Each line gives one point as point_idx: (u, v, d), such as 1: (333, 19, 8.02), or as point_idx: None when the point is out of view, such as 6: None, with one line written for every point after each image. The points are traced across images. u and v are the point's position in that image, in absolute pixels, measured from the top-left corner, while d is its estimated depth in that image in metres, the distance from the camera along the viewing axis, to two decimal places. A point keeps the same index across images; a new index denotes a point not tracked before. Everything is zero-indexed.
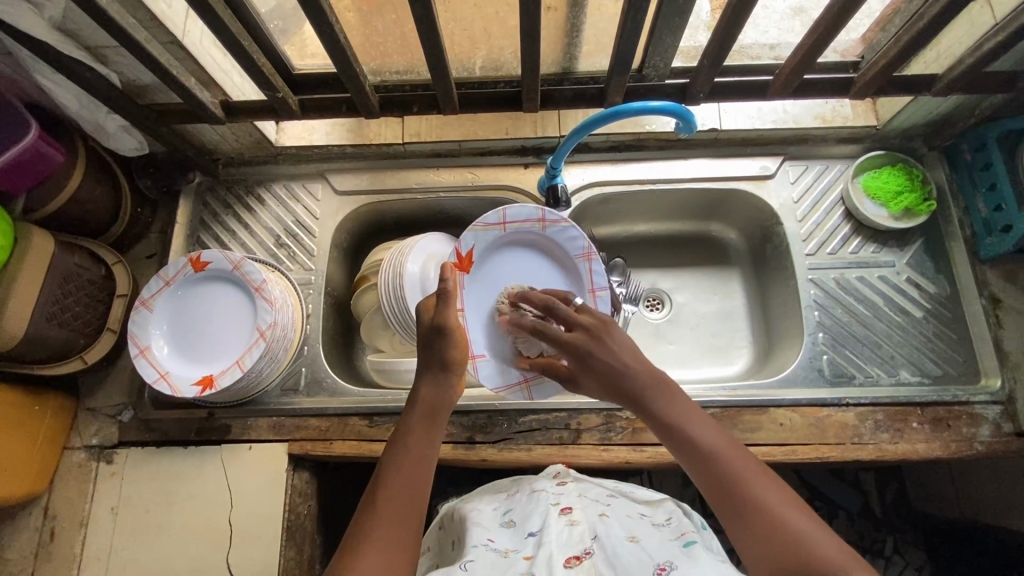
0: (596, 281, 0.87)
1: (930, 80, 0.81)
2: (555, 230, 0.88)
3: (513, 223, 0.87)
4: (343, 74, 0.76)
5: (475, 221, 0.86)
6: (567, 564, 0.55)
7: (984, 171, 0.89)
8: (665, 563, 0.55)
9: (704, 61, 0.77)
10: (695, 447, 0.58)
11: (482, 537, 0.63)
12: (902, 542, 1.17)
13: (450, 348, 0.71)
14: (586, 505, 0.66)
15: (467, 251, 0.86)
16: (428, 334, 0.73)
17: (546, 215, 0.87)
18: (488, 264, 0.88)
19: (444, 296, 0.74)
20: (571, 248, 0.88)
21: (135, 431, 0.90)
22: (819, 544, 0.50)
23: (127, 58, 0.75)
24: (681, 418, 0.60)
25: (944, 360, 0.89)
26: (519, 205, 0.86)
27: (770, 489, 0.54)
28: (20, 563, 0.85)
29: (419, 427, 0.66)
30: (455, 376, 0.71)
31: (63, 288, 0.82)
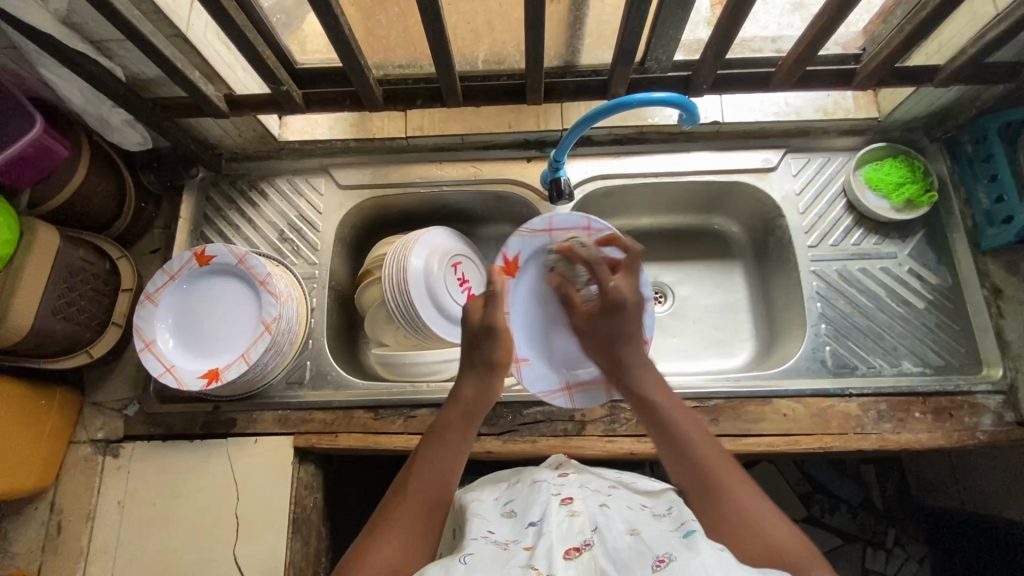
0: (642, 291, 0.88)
1: (932, 71, 0.81)
2: (600, 239, 0.88)
3: (558, 231, 0.88)
4: (347, 67, 0.76)
5: (523, 226, 0.89)
6: (567, 557, 0.51)
7: (985, 162, 0.89)
8: (665, 555, 0.49)
9: (707, 52, 0.77)
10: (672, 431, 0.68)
11: (481, 530, 0.59)
12: (903, 534, 1.18)
13: (496, 348, 0.74)
14: (588, 495, 0.62)
15: (514, 256, 0.89)
16: (477, 334, 0.75)
17: (592, 223, 0.87)
18: (532, 269, 0.90)
19: (492, 297, 0.76)
20: None
21: (141, 425, 0.90)
22: (773, 534, 0.56)
23: (132, 51, 0.75)
24: (664, 407, 0.70)
25: (945, 351, 0.90)
26: (564, 213, 0.87)
27: (734, 477, 0.62)
28: (28, 556, 0.86)
29: (458, 421, 0.69)
30: (496, 377, 0.74)
31: (68, 282, 0.83)
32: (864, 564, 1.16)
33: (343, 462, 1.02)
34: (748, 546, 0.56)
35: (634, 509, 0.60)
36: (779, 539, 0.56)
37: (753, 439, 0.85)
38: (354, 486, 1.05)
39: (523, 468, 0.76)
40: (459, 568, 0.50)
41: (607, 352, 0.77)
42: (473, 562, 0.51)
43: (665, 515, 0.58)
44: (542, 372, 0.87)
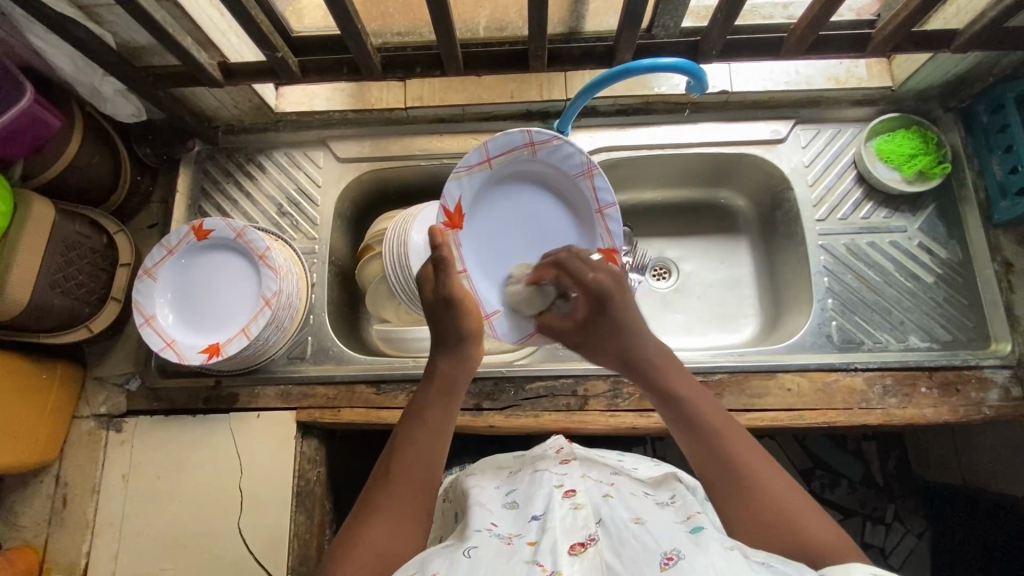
0: (602, 197, 0.82)
1: (949, 35, 0.78)
2: (546, 152, 0.81)
3: (498, 158, 0.82)
4: (345, 33, 0.73)
5: (457, 166, 0.81)
6: (572, 552, 0.50)
7: (1000, 133, 0.87)
8: (673, 551, 0.48)
9: (717, 15, 0.74)
10: (699, 425, 0.62)
11: (484, 521, 0.59)
12: (902, 509, 1.19)
13: (463, 319, 0.71)
14: (591, 486, 0.61)
15: (455, 203, 0.82)
16: (434, 306, 0.73)
17: (533, 137, 0.80)
18: (479, 209, 0.84)
19: (440, 263, 0.73)
20: (568, 166, 0.82)
21: (144, 399, 0.90)
22: (808, 527, 0.54)
23: (121, 17, 0.73)
24: (690, 401, 0.64)
25: (954, 325, 0.89)
26: (499, 135, 0.80)
27: (768, 473, 0.57)
28: (35, 529, 0.86)
29: (437, 401, 0.66)
30: (469, 348, 0.71)
31: (65, 256, 0.82)
32: (864, 539, 1.17)
33: (347, 436, 1.03)
34: (786, 545, 0.53)
35: (638, 497, 0.60)
36: (817, 534, 0.54)
37: (757, 413, 0.84)
38: (357, 461, 1.06)
39: (527, 454, 0.75)
40: (464, 561, 0.50)
41: (613, 355, 0.71)
42: (477, 555, 0.51)
43: (669, 503, 0.58)
44: (514, 321, 0.83)
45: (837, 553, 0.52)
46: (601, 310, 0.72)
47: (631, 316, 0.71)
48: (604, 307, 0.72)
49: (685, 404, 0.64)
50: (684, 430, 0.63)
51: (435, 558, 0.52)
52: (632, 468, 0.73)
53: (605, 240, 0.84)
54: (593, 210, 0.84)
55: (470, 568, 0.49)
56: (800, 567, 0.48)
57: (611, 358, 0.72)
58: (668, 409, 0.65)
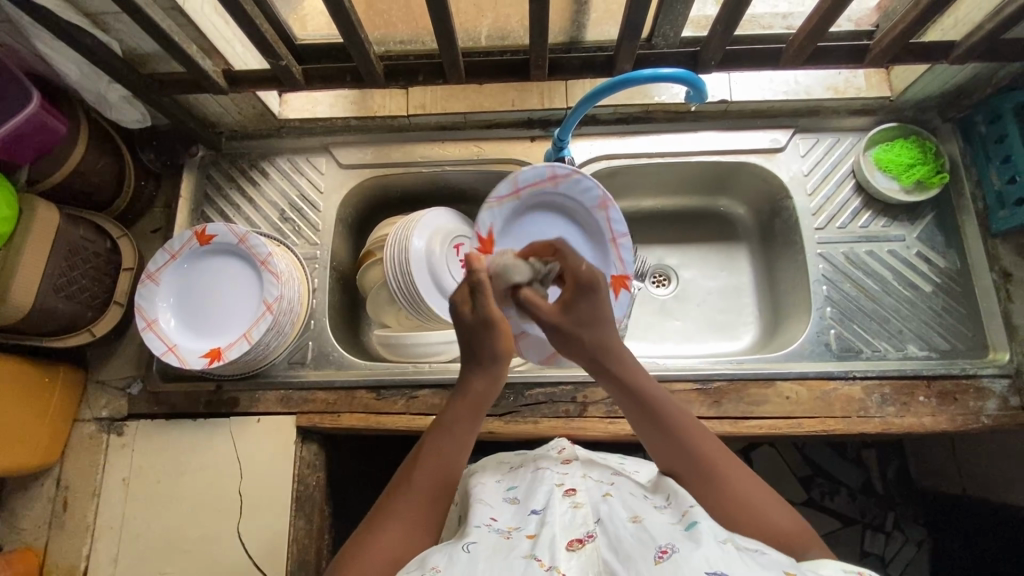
0: (617, 227, 0.87)
1: (947, 47, 0.79)
2: (568, 185, 0.86)
3: (526, 189, 0.87)
4: (348, 42, 0.74)
5: (488, 197, 0.86)
6: (570, 548, 0.51)
7: (999, 143, 0.88)
8: (667, 546, 0.48)
9: (717, 25, 0.74)
10: (666, 423, 0.63)
11: (484, 516, 0.59)
12: (902, 518, 1.19)
13: (500, 341, 0.67)
14: (591, 485, 0.61)
15: (486, 230, 0.87)
16: (472, 331, 0.68)
17: (556, 171, 0.85)
18: (508, 236, 0.89)
19: (479, 289, 0.68)
20: (586, 199, 0.87)
21: (145, 403, 0.90)
22: (775, 519, 0.57)
23: (128, 26, 0.74)
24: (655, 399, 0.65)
25: (952, 334, 0.89)
26: (528, 169, 0.85)
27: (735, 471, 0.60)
28: (35, 532, 0.87)
29: (465, 416, 0.65)
30: (502, 367, 0.69)
31: (69, 260, 0.82)
32: (864, 547, 1.17)
33: (347, 441, 1.03)
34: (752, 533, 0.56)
35: (636, 497, 0.60)
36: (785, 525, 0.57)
37: (755, 421, 0.85)
38: (357, 466, 1.06)
39: (528, 453, 0.76)
40: (463, 555, 0.51)
41: (589, 345, 0.68)
42: (476, 551, 0.51)
43: (665, 505, 0.58)
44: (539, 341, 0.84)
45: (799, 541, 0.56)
46: (586, 291, 0.69)
47: (609, 310, 0.70)
48: (588, 292, 0.70)
49: (652, 399, 0.65)
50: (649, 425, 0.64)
51: (434, 554, 0.52)
52: (631, 470, 0.73)
53: (617, 266, 0.89)
54: (607, 239, 0.89)
55: (468, 563, 0.50)
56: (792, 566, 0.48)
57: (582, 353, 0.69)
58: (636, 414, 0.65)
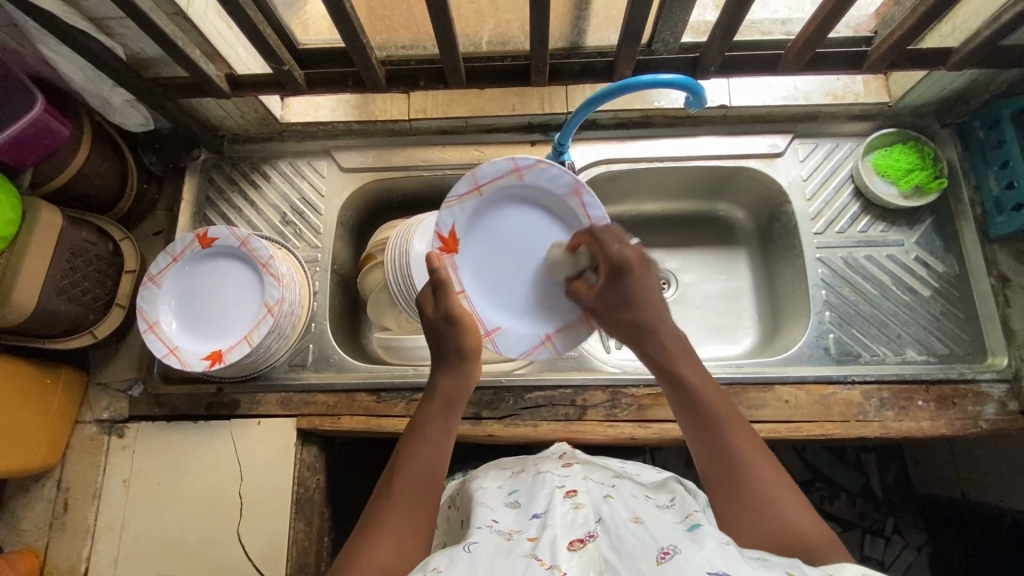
0: (594, 213, 0.82)
1: (944, 53, 0.80)
2: (533, 175, 0.81)
3: (487, 185, 0.81)
4: (350, 47, 0.75)
5: (448, 195, 0.81)
6: (571, 548, 0.51)
7: (997, 149, 0.88)
8: (669, 546, 0.48)
9: (716, 31, 0.75)
10: (711, 419, 0.63)
11: (485, 519, 0.60)
12: (902, 522, 1.19)
13: (462, 336, 0.70)
14: (592, 487, 0.62)
15: (449, 230, 0.82)
16: (438, 326, 0.71)
17: (519, 163, 0.80)
18: (477, 234, 0.84)
19: (439, 286, 0.71)
20: (556, 188, 0.82)
21: (146, 405, 0.91)
22: (793, 518, 0.56)
23: (132, 30, 0.74)
24: (697, 386, 0.65)
25: (950, 339, 0.89)
26: (487, 164, 0.80)
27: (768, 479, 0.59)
28: (35, 533, 0.87)
29: (437, 415, 0.67)
30: (469, 365, 0.71)
31: (71, 262, 0.83)
32: (863, 551, 1.17)
33: (346, 443, 1.03)
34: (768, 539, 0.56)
35: (638, 499, 0.60)
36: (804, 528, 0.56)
37: (754, 424, 0.85)
38: (357, 469, 1.06)
39: (529, 457, 0.76)
40: (464, 556, 0.51)
41: (625, 326, 0.71)
42: (477, 551, 0.52)
43: (669, 506, 0.59)
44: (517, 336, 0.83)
45: (817, 547, 0.55)
46: (619, 278, 0.71)
47: (652, 293, 0.71)
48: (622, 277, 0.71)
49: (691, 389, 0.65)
50: (689, 413, 0.64)
51: (436, 555, 0.52)
52: (632, 471, 0.74)
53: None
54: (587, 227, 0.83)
55: (469, 563, 0.50)
56: (795, 565, 0.48)
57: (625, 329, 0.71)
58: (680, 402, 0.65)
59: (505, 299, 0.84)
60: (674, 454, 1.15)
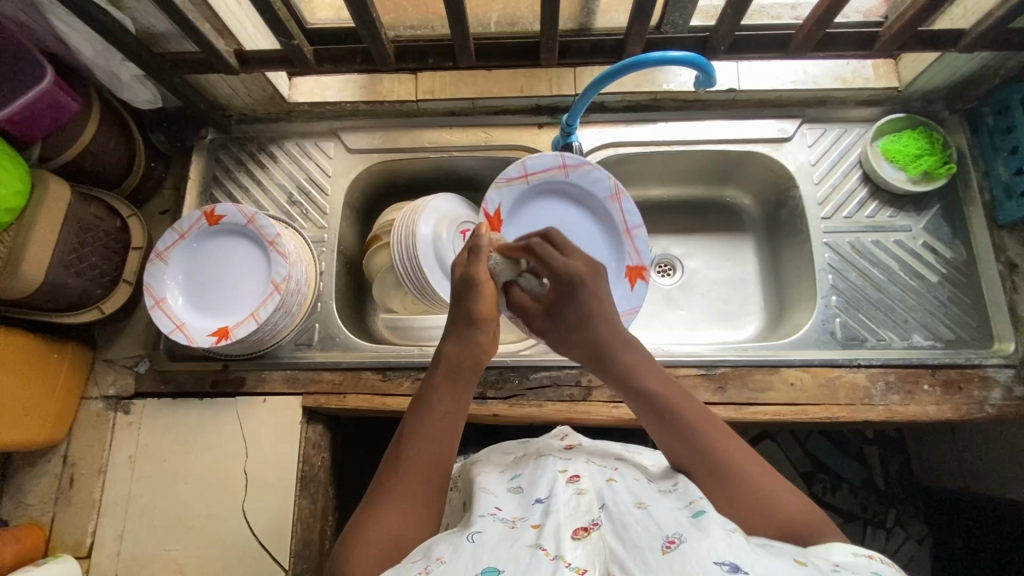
0: (631, 218, 0.91)
1: (955, 35, 0.79)
2: (578, 174, 0.89)
3: (535, 175, 0.89)
4: (360, 23, 0.75)
5: (497, 178, 0.88)
6: (575, 537, 0.50)
7: (1006, 134, 0.88)
8: (675, 535, 0.48)
9: (726, 10, 0.75)
10: (684, 428, 0.60)
11: (489, 506, 0.59)
12: (903, 514, 1.19)
13: (477, 302, 0.68)
14: (594, 471, 0.62)
15: (494, 209, 0.89)
16: (457, 287, 0.70)
17: (567, 160, 0.88)
18: (518, 214, 0.91)
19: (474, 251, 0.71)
20: (598, 190, 0.90)
21: (152, 382, 0.91)
22: (790, 505, 0.55)
23: (142, 3, 0.74)
24: (658, 392, 0.63)
25: (957, 325, 0.89)
26: (537, 156, 0.88)
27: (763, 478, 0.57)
28: (41, 507, 0.87)
29: (444, 382, 0.65)
30: (479, 333, 0.68)
31: (79, 237, 0.83)
32: (865, 542, 1.17)
33: (351, 425, 1.03)
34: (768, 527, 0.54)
35: (641, 482, 0.61)
36: (795, 510, 0.54)
37: (760, 407, 0.85)
38: (360, 451, 1.06)
39: (530, 439, 0.76)
40: (467, 546, 0.51)
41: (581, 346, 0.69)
42: (481, 541, 0.51)
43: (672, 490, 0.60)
44: None
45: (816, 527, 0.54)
46: (569, 293, 0.69)
47: (607, 303, 0.70)
48: (572, 293, 0.69)
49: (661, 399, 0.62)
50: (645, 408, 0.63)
51: (439, 544, 0.52)
52: (633, 454, 0.74)
53: (634, 258, 0.91)
54: (621, 231, 0.92)
55: (474, 552, 0.49)
56: (802, 554, 0.48)
57: (580, 332, 0.68)
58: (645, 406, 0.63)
59: None
60: None
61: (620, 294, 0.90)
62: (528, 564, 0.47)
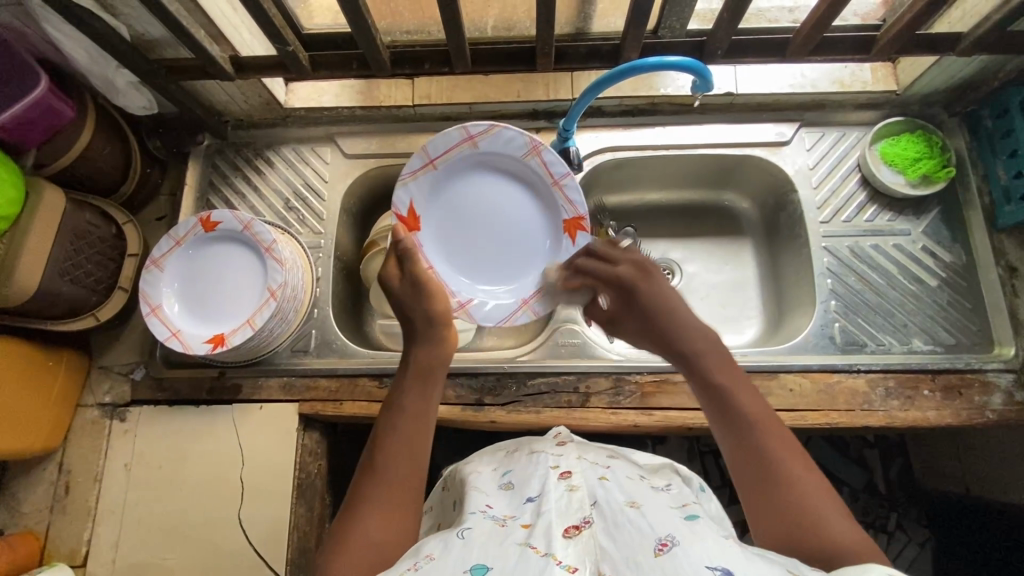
0: (556, 169, 0.84)
1: (954, 39, 0.79)
2: (485, 141, 0.83)
3: (442, 159, 0.84)
4: (355, 29, 0.74)
5: (404, 172, 0.83)
6: (566, 536, 0.49)
7: (1005, 138, 0.87)
8: (667, 538, 0.48)
9: (723, 14, 0.74)
10: (745, 429, 0.57)
11: (479, 504, 0.59)
12: (905, 518, 1.18)
13: (431, 303, 0.69)
14: (586, 468, 0.61)
15: (407, 209, 0.84)
16: (405, 294, 0.71)
17: (471, 131, 0.82)
18: (435, 204, 0.85)
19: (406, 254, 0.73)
20: (512, 149, 0.84)
21: (148, 389, 0.90)
22: (835, 529, 0.51)
23: (136, 10, 0.74)
24: (727, 384, 0.60)
25: (958, 329, 0.89)
26: (437, 137, 0.82)
27: (816, 496, 0.53)
28: (36, 516, 0.87)
29: (413, 385, 0.64)
30: (440, 331, 0.68)
31: (74, 245, 0.82)
32: None
33: (348, 431, 1.03)
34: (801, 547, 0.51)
35: (634, 480, 0.60)
36: (838, 536, 0.50)
37: None
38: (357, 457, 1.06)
39: (526, 438, 0.75)
40: (456, 544, 0.50)
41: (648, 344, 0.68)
42: (470, 538, 0.51)
43: (665, 490, 0.59)
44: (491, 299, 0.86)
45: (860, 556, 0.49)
46: (630, 302, 0.70)
47: (669, 299, 0.67)
48: (630, 300, 0.70)
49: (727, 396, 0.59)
50: (711, 398, 0.60)
51: (429, 542, 0.52)
52: (629, 449, 0.73)
53: (570, 209, 0.85)
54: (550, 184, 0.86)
55: (464, 550, 0.49)
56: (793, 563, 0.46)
57: (642, 335, 0.69)
58: (709, 398, 0.60)
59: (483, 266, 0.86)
60: (676, 446, 1.14)
61: (564, 252, 0.86)
62: (517, 562, 0.46)
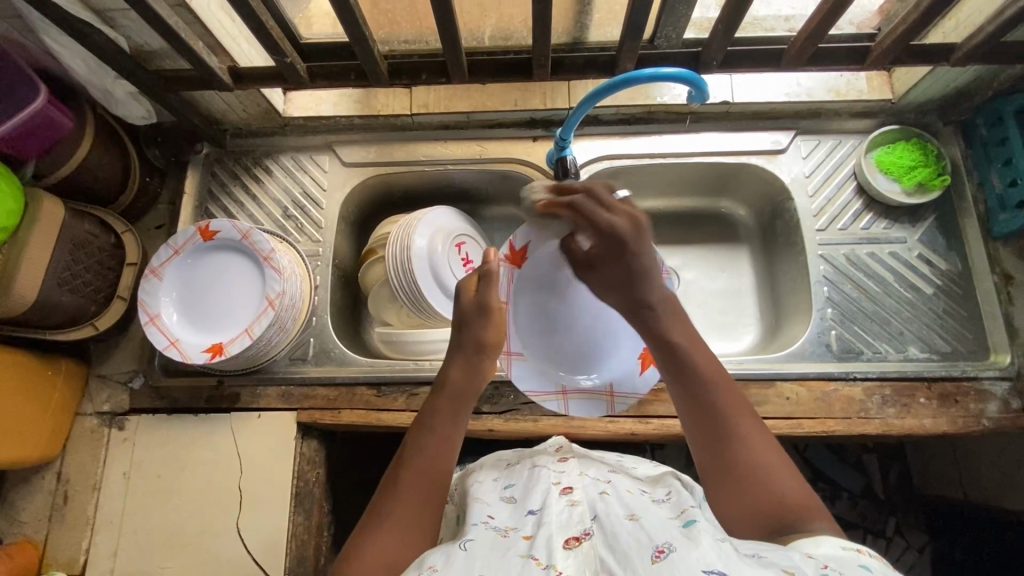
0: None
1: (948, 49, 0.79)
2: None
3: None
4: (353, 41, 0.75)
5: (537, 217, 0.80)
6: (567, 546, 0.50)
7: (999, 146, 0.88)
8: (664, 545, 0.47)
9: (717, 27, 0.75)
10: (704, 396, 0.63)
11: (481, 515, 0.59)
12: (904, 523, 1.18)
13: (486, 330, 0.72)
14: (588, 483, 0.61)
15: (521, 246, 0.81)
16: (467, 314, 0.73)
17: None
18: (543, 265, 0.84)
19: (487, 276, 0.74)
20: None
21: (147, 397, 0.91)
22: (788, 491, 0.57)
23: (134, 22, 0.74)
24: (688, 351, 0.66)
25: (954, 337, 0.89)
26: None
27: (769, 460, 0.59)
28: (35, 525, 0.87)
29: (446, 408, 0.66)
30: (485, 359, 0.71)
31: (73, 254, 0.83)
32: None
33: (346, 438, 1.03)
34: (756, 509, 0.57)
35: (634, 493, 0.60)
36: (789, 496, 0.57)
37: None
38: (356, 464, 1.06)
39: (527, 450, 0.76)
40: (459, 555, 0.51)
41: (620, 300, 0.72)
42: (473, 549, 0.51)
43: (664, 500, 0.59)
44: (534, 373, 0.85)
45: (803, 515, 0.55)
46: (615, 253, 0.70)
47: (643, 261, 0.70)
48: (619, 252, 0.70)
49: (687, 362, 0.65)
50: (671, 361, 0.66)
51: (432, 553, 0.52)
52: (631, 465, 0.74)
53: None
54: None
55: (467, 560, 0.50)
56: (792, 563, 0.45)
57: (612, 289, 0.72)
58: (670, 366, 0.66)
59: (543, 340, 0.86)
60: (675, 453, 1.14)
61: (627, 379, 0.86)
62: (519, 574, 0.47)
